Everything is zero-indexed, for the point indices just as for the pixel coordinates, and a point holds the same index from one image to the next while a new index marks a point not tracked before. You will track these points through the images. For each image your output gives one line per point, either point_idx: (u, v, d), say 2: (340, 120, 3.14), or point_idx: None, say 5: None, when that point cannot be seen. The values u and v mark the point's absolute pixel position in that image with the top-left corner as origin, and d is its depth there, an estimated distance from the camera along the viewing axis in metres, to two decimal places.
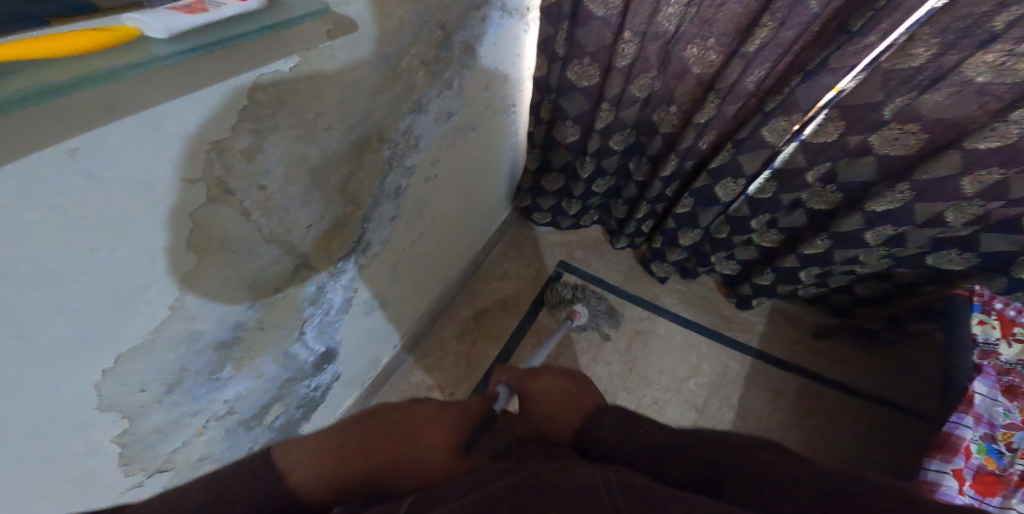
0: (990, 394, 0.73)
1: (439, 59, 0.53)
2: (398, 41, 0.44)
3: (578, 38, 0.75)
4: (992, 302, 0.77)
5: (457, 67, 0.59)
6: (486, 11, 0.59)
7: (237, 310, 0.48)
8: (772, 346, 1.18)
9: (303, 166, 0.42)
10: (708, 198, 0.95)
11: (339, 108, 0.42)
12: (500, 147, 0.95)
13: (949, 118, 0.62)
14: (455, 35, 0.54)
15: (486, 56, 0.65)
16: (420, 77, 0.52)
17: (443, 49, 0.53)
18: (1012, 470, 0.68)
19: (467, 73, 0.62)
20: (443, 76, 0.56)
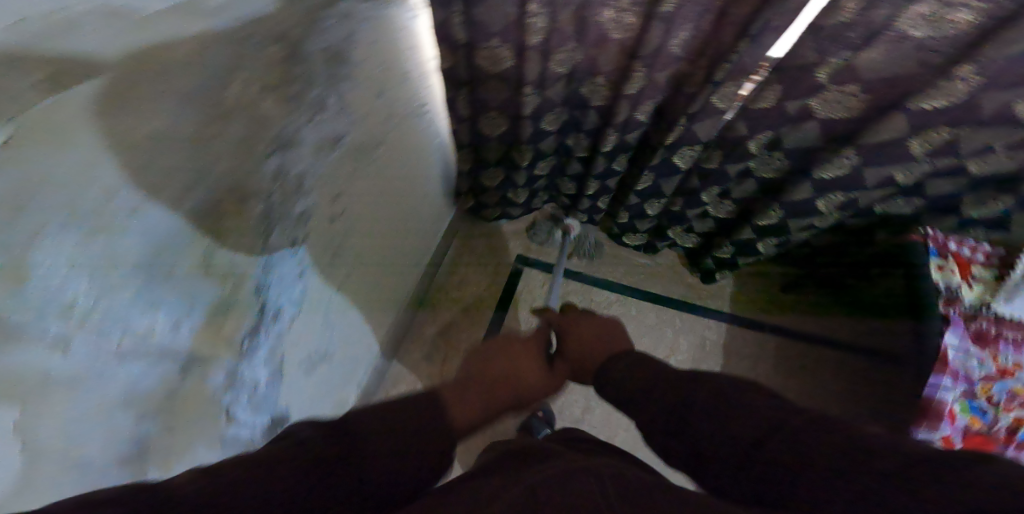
0: (960, 345, 0.73)
1: (289, 78, 0.42)
2: (206, 68, 0.32)
3: (478, 18, 0.62)
4: (947, 245, 0.80)
5: (325, 83, 0.47)
6: (345, 5, 0.47)
7: (124, 421, 0.34)
8: (743, 306, 1.17)
9: (125, 261, 0.30)
10: (668, 169, 0.89)
11: (155, 168, 0.29)
12: (419, 154, 0.83)
13: (891, 76, 0.59)
14: (306, 43, 0.43)
15: (365, 60, 0.54)
16: (267, 106, 0.40)
17: (292, 65, 0.41)
18: (998, 428, 0.70)
19: (342, 85, 0.51)
20: (306, 96, 0.45)
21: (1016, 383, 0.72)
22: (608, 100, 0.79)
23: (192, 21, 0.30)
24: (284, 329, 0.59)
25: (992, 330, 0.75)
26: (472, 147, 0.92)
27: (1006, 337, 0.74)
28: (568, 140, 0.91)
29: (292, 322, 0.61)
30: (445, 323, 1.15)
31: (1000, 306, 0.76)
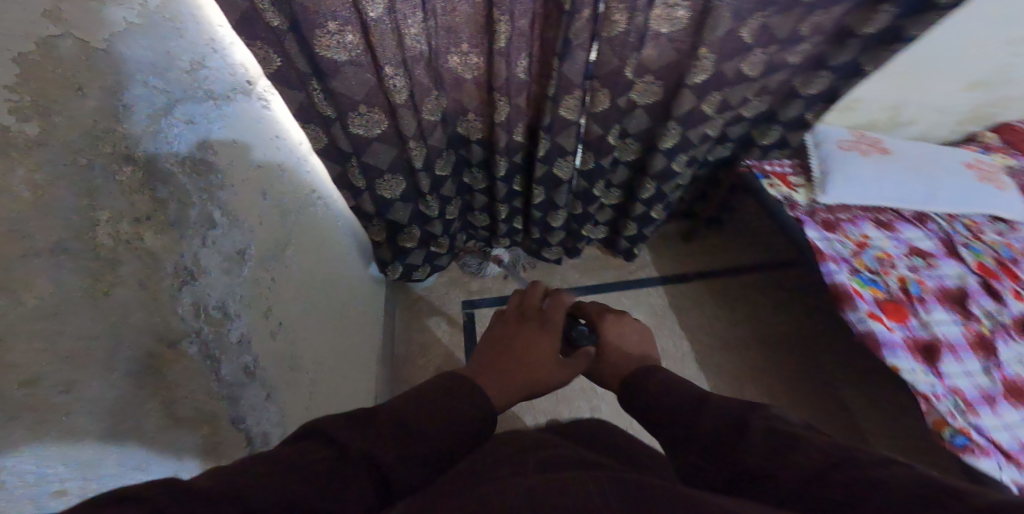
0: (822, 234, 0.96)
1: (160, 203, 0.38)
2: (61, 218, 0.29)
3: (338, 91, 0.66)
4: (764, 168, 1.09)
5: (201, 196, 0.45)
6: (184, 108, 0.44)
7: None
8: (666, 267, 1.33)
9: (86, 440, 0.31)
10: (552, 182, 1.00)
11: (61, 330, 0.29)
12: (325, 239, 0.82)
13: (667, 64, 0.83)
14: (158, 159, 0.39)
15: (233, 160, 0.52)
16: (148, 240, 0.37)
17: (155, 187, 0.38)
18: (894, 289, 0.88)
19: (220, 195, 0.49)
20: (188, 216, 0.43)
21: (874, 251, 0.95)
22: (486, 132, 0.91)
23: (16, 162, 0.26)
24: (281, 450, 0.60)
25: (832, 217, 1.00)
26: (383, 216, 0.94)
27: (839, 219, 1.00)
28: (464, 178, 1.03)
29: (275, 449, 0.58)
30: None
31: (826, 197, 1.00)
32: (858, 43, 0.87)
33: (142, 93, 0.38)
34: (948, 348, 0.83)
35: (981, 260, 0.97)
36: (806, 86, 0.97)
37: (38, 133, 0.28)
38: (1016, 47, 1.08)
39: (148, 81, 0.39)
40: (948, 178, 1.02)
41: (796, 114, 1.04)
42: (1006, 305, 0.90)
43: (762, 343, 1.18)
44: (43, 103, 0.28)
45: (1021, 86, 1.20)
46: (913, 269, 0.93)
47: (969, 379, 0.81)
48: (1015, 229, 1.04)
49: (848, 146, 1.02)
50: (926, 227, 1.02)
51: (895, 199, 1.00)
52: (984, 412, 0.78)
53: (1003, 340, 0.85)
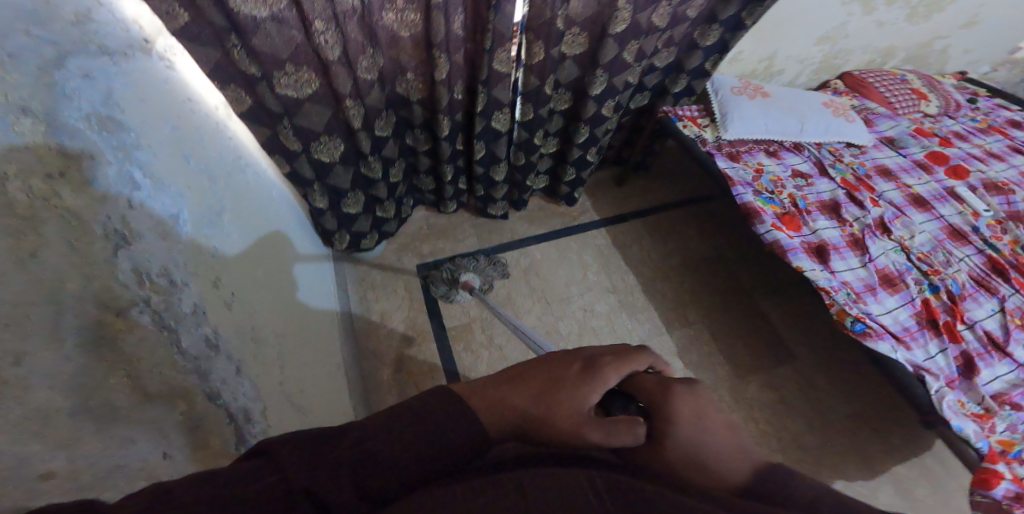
0: (728, 164, 1.10)
1: (69, 158, 0.37)
2: None
3: (259, 49, 0.66)
4: (676, 111, 1.19)
5: (116, 153, 0.44)
6: (78, 62, 0.41)
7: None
8: (603, 213, 1.41)
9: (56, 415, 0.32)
10: (493, 135, 1.02)
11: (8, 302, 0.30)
12: (264, 211, 0.80)
13: (593, 15, 0.87)
14: (63, 114, 0.38)
15: (146, 122, 0.50)
16: (66, 198, 0.37)
17: (61, 137, 0.37)
18: (787, 204, 1.04)
19: (137, 156, 0.47)
20: (107, 177, 0.42)
21: (770, 175, 1.10)
22: (426, 91, 0.92)
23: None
24: (265, 427, 0.62)
25: (733, 149, 1.14)
26: (323, 182, 0.92)
27: (739, 151, 1.14)
28: (406, 139, 1.03)
29: (255, 422, 0.59)
30: (398, 359, 1.12)
31: (729, 133, 1.13)
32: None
33: (24, 43, 0.36)
34: (833, 249, 0.99)
35: (845, 177, 1.13)
36: (703, 38, 1.05)
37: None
38: (850, 6, 1.23)
39: (31, 31, 0.37)
40: (814, 112, 1.19)
41: (698, 64, 1.12)
42: (867, 210, 1.06)
43: (694, 272, 1.31)
44: None
45: (858, 40, 1.36)
46: (800, 188, 1.09)
47: (852, 272, 0.97)
48: (865, 152, 1.23)
49: (738, 91, 1.16)
50: (802, 154, 1.18)
51: (777, 132, 1.15)
52: (869, 300, 0.94)
53: (870, 238, 1.02)
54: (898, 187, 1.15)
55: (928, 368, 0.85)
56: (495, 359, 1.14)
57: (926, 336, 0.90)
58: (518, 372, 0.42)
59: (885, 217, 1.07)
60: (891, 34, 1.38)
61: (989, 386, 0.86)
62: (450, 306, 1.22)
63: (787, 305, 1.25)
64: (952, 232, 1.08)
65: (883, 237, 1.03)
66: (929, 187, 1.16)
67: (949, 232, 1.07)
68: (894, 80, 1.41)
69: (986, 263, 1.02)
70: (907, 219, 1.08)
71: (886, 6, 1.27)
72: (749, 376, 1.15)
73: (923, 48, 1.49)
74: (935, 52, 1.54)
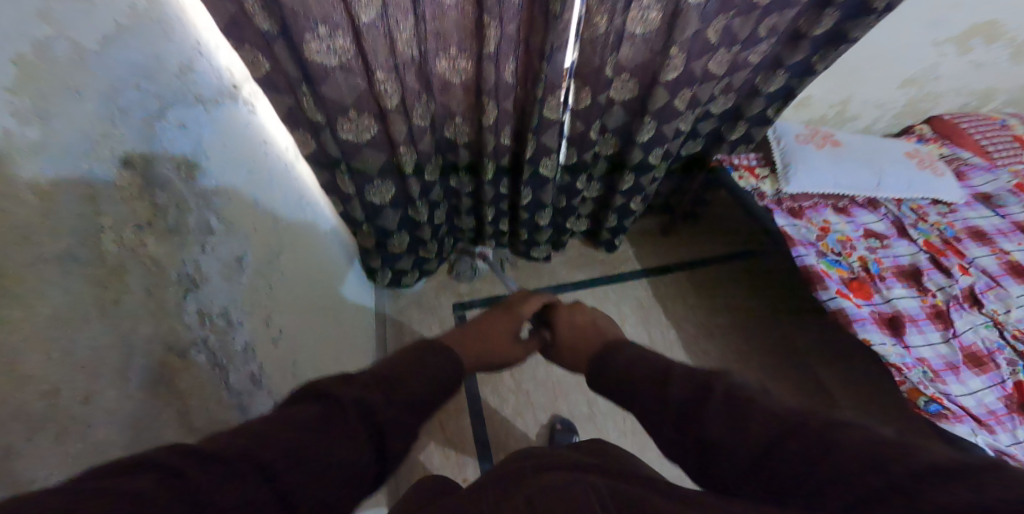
0: (789, 221, 1.06)
1: (158, 210, 0.40)
2: (68, 226, 0.30)
3: (327, 98, 0.68)
4: (732, 160, 1.16)
5: (198, 202, 0.47)
6: (177, 112, 0.45)
7: None
8: (647, 261, 1.38)
9: (113, 448, 0.33)
10: (539, 182, 1.04)
11: (86, 341, 0.31)
12: (317, 245, 0.83)
13: (642, 63, 0.88)
14: (156, 169, 0.41)
15: (227, 167, 0.54)
16: (151, 246, 0.39)
17: (154, 193, 0.40)
18: (857, 270, 0.98)
19: (215, 202, 0.50)
20: (186, 224, 0.44)
21: (837, 234, 1.04)
22: (474, 134, 0.94)
23: (17, 167, 0.27)
24: None
25: (796, 205, 1.09)
26: (372, 223, 0.96)
27: (803, 207, 1.09)
28: (450, 182, 1.06)
29: None
30: None
31: (790, 187, 1.07)
32: (810, 43, 0.94)
33: (135, 97, 0.39)
34: (910, 321, 0.91)
35: (929, 239, 1.07)
36: (766, 83, 1.03)
37: (42, 136, 0.29)
38: (942, 47, 1.17)
39: (140, 86, 0.40)
40: (893, 165, 1.11)
41: (760, 110, 1.10)
42: (955, 279, 0.98)
43: (741, 328, 1.24)
44: (40, 106, 0.29)
45: (950, 82, 1.31)
46: (872, 250, 1.03)
47: (932, 349, 0.88)
48: (954, 211, 1.14)
49: (805, 140, 1.12)
50: (879, 211, 1.12)
51: (848, 186, 1.08)
52: (950, 379, 0.85)
53: (956, 311, 0.94)
54: (993, 253, 1.05)
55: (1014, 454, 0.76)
56: None
57: (1016, 421, 0.80)
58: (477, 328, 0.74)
59: (976, 287, 0.98)
60: (989, 76, 1.31)
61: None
62: None
63: (848, 372, 1.15)
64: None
65: (971, 311, 0.95)
66: None
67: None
68: (992, 127, 1.33)
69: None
70: (1004, 291, 0.98)
71: (985, 47, 1.20)
72: None
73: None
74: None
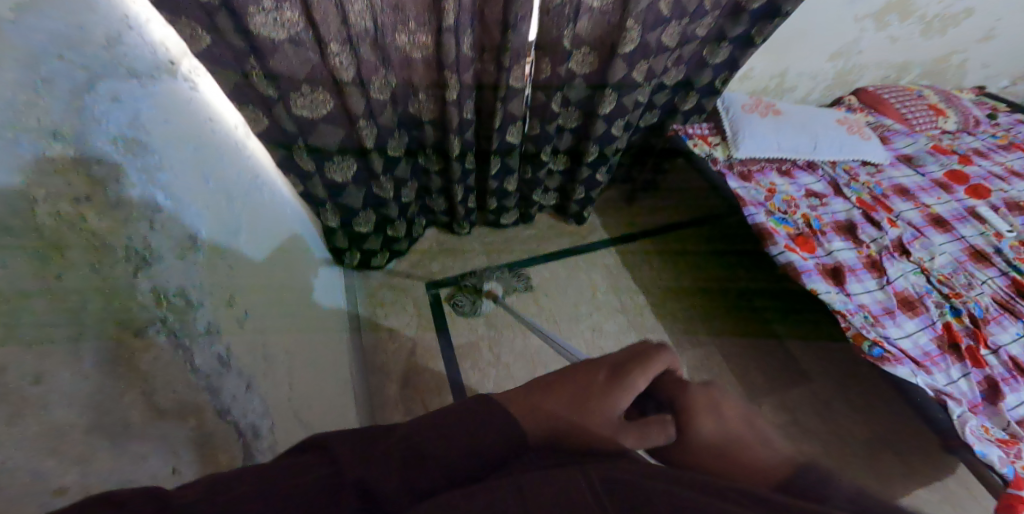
0: (741, 184, 1.11)
1: (95, 185, 0.38)
2: (9, 197, 0.30)
3: (275, 68, 0.67)
4: (685, 130, 1.21)
5: (140, 178, 0.45)
6: (109, 85, 0.42)
7: None
8: (612, 230, 1.41)
9: (72, 432, 0.32)
10: (505, 149, 1.04)
11: (34, 320, 0.30)
12: (280, 227, 0.82)
13: (600, 35, 0.90)
14: (93, 139, 0.39)
15: (172, 143, 0.51)
16: (93, 221, 0.37)
17: (91, 167, 0.38)
18: (801, 226, 1.05)
19: (161, 178, 0.48)
20: (130, 199, 0.43)
21: (784, 195, 1.11)
22: (437, 110, 0.92)
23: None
24: (270, 441, 0.61)
25: (746, 169, 1.16)
26: (335, 201, 0.94)
27: (751, 171, 1.16)
28: (419, 159, 1.04)
29: (262, 439, 0.59)
30: (405, 375, 1.12)
31: (739, 152, 1.13)
32: (749, 15, 0.98)
33: (59, 68, 0.36)
34: (849, 271, 0.99)
35: (861, 196, 1.14)
36: (713, 56, 1.06)
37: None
38: (864, 21, 1.25)
39: (66, 56, 0.37)
40: (829, 130, 1.18)
41: (708, 82, 1.13)
42: (884, 231, 1.06)
43: (702, 290, 1.30)
44: None
45: (872, 54, 1.37)
46: (814, 208, 1.10)
47: (869, 295, 0.96)
48: (881, 171, 1.23)
49: (750, 109, 1.17)
50: (817, 172, 1.20)
51: (790, 149, 1.15)
52: (887, 323, 0.93)
53: (888, 259, 1.02)
54: (916, 207, 1.15)
55: (951, 393, 0.83)
56: (501, 375, 1.13)
57: (949, 360, 0.89)
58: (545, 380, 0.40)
59: (904, 237, 1.06)
60: (903, 50, 1.40)
61: (1014, 411, 0.84)
62: (458, 322, 1.22)
63: (798, 325, 1.23)
64: (974, 254, 1.07)
65: (901, 259, 1.03)
66: (950, 206, 1.16)
67: (971, 253, 1.07)
68: (911, 97, 1.41)
69: (1009, 284, 1.02)
70: (928, 241, 1.08)
71: (900, 22, 1.29)
72: (760, 395, 1.13)
73: (939, 64, 1.51)
74: (953, 66, 1.55)
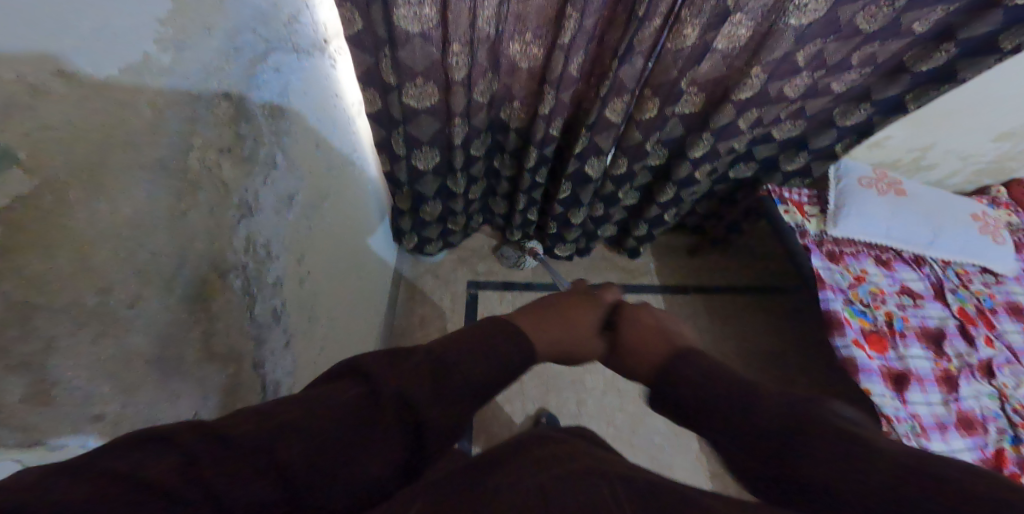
0: (825, 264, 1.05)
1: (240, 138, 0.43)
2: (167, 136, 0.33)
3: (403, 61, 0.69)
4: (783, 194, 1.14)
5: (272, 138, 0.50)
6: (276, 57, 0.49)
7: None
8: (666, 277, 1.38)
9: (139, 361, 0.33)
10: (581, 179, 1.04)
11: (146, 250, 0.33)
12: (357, 201, 0.86)
13: (716, 77, 0.87)
14: (249, 100, 0.44)
15: (301, 113, 0.57)
16: (226, 169, 0.42)
17: (240, 124, 0.43)
18: (880, 322, 0.99)
19: (285, 141, 0.53)
20: (258, 155, 0.47)
21: (870, 285, 1.05)
22: (528, 121, 0.94)
23: (143, 86, 0.31)
24: None
25: (836, 249, 1.09)
26: (411, 186, 0.97)
27: (844, 252, 1.09)
28: (495, 161, 1.06)
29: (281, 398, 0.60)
30: None
31: (834, 229, 1.08)
32: (909, 79, 0.93)
33: (249, 40, 0.43)
34: (917, 380, 0.94)
35: (964, 306, 1.06)
36: (844, 116, 1.02)
37: (171, 62, 0.33)
38: None
39: (256, 30, 0.44)
40: (954, 226, 1.08)
41: (826, 145, 1.09)
42: (976, 348, 1.00)
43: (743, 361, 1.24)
44: (177, 37, 0.34)
45: None
46: (902, 307, 1.04)
47: (928, 407, 0.92)
48: (1000, 283, 1.13)
49: (868, 184, 1.09)
50: (922, 270, 1.11)
51: (899, 239, 1.08)
52: (935, 437, 0.88)
53: (965, 378, 0.96)
54: None
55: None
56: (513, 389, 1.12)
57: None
58: (540, 310, 0.63)
59: (995, 360, 0.99)
60: None
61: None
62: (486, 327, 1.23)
63: None
64: None
65: (980, 380, 0.97)
66: None
67: None
68: None
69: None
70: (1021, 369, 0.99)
71: None
72: None
73: None
74: None
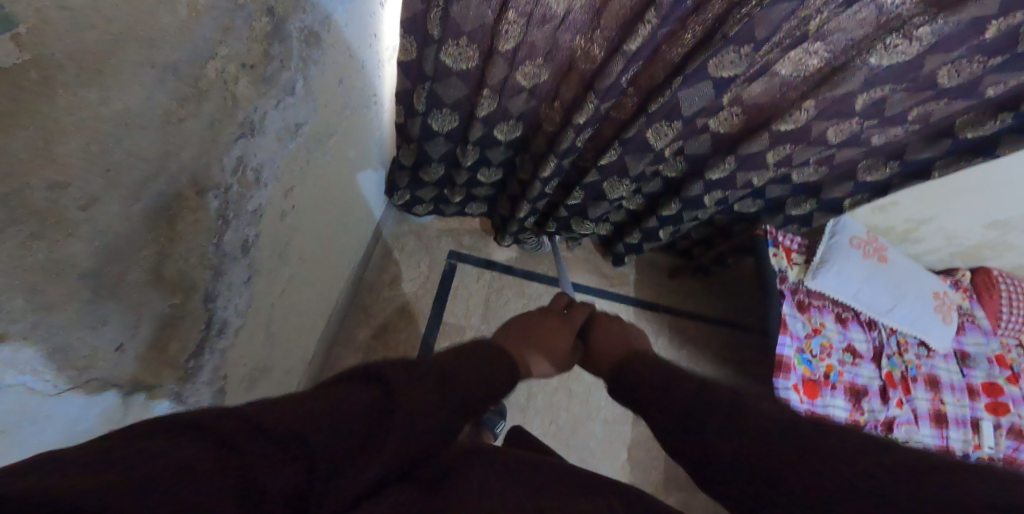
0: (792, 311, 1.13)
1: (267, 58, 0.41)
2: (194, 41, 0.31)
3: (453, 16, 0.67)
4: (777, 237, 1.19)
5: (298, 63, 0.47)
6: None
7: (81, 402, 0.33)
8: (642, 291, 1.43)
9: (70, 273, 0.27)
10: (596, 192, 1.11)
11: (121, 148, 0.28)
12: (360, 145, 0.80)
13: (763, 102, 0.89)
14: (290, 22, 0.43)
15: (333, 44, 0.55)
16: (242, 85, 0.39)
17: (273, 43, 0.41)
18: (819, 373, 1.09)
19: (312, 69, 0.51)
20: (278, 79, 0.44)
21: (822, 338, 1.14)
22: (559, 127, 0.89)
23: None
24: (229, 343, 0.55)
25: (806, 300, 1.17)
26: (419, 143, 0.93)
27: (812, 304, 1.17)
28: (516, 158, 1.03)
29: (230, 338, 0.55)
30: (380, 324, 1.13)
31: (813, 281, 1.14)
32: (950, 144, 0.93)
33: None
34: None
35: (892, 371, 1.18)
36: (868, 170, 1.04)
37: None
38: None
39: None
40: (913, 301, 1.18)
41: (839, 196, 1.11)
42: (887, 407, 1.12)
43: None
44: None
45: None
46: (842, 363, 1.13)
47: None
48: (930, 356, 1.26)
49: (858, 245, 1.16)
50: (872, 332, 1.21)
51: (865, 303, 1.15)
52: None
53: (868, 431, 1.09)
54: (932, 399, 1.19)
55: None
56: None
57: None
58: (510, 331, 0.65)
59: (898, 419, 1.12)
60: None
61: None
62: (456, 302, 1.22)
63: None
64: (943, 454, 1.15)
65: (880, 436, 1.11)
66: (960, 409, 1.20)
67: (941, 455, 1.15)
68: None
69: None
70: (914, 429, 1.14)
71: None
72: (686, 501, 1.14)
73: None
74: None
